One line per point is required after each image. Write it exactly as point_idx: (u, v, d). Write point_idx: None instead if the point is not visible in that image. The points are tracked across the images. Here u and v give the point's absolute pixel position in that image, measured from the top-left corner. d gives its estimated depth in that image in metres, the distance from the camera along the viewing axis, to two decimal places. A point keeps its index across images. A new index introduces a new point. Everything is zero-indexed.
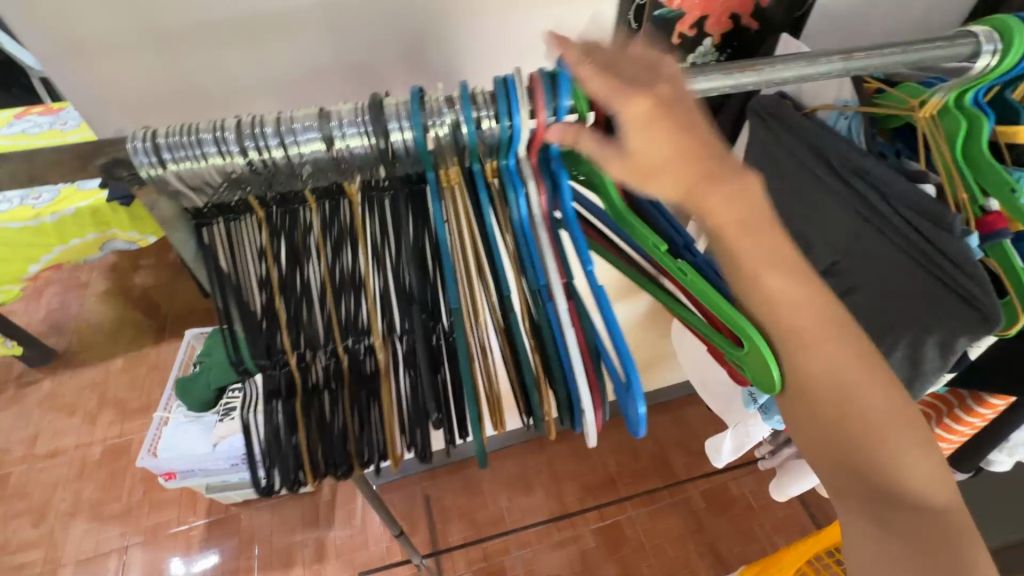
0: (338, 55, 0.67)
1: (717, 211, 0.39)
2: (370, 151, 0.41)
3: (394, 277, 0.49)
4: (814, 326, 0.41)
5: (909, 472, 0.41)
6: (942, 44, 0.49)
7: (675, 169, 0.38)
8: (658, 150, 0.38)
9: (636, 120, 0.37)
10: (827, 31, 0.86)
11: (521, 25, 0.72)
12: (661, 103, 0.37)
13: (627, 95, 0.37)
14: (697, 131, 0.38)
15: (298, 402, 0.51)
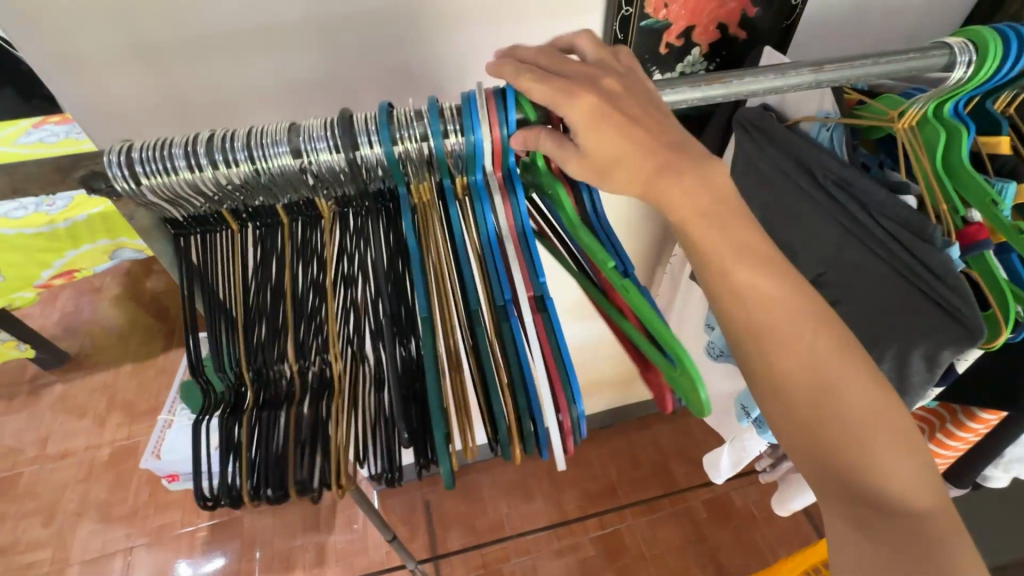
0: (327, 67, 0.69)
1: (677, 202, 0.41)
2: (338, 164, 0.42)
3: (363, 290, 0.49)
4: (786, 318, 0.41)
5: (890, 476, 0.40)
6: (914, 56, 0.49)
7: (628, 167, 0.41)
8: (610, 147, 0.41)
9: (585, 119, 0.40)
10: (817, 40, 0.86)
11: (507, 35, 0.73)
12: (602, 103, 0.41)
13: (572, 98, 0.41)
14: (646, 129, 0.41)
15: (249, 418, 0.48)
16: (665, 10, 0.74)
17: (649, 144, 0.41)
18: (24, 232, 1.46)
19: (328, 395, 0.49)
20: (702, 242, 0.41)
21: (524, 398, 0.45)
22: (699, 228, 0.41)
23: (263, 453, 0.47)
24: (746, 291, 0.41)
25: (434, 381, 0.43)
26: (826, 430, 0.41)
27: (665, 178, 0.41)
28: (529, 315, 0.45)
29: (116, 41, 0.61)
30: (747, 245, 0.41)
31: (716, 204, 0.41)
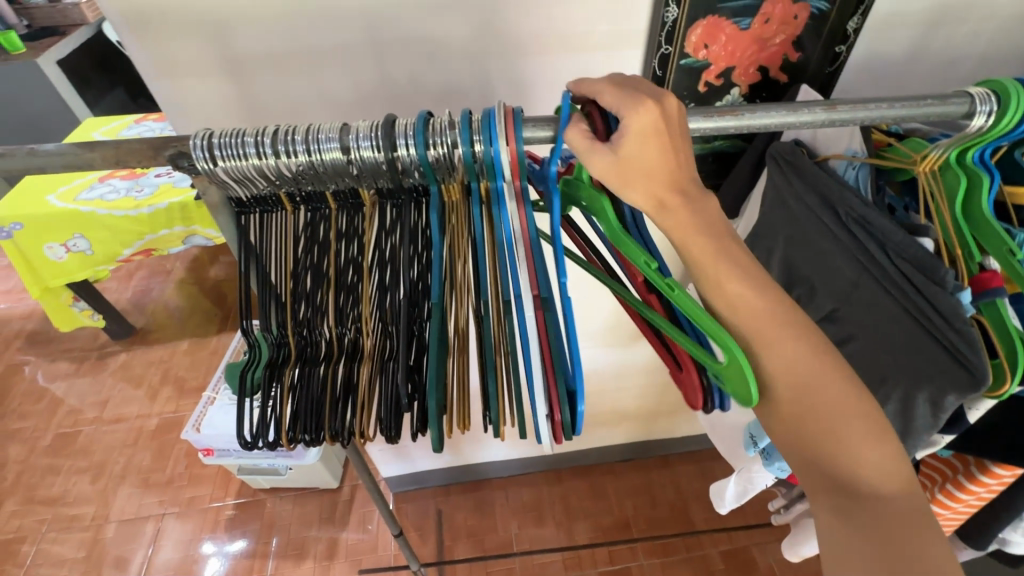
0: (387, 84, 0.77)
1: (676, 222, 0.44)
2: (379, 161, 0.48)
3: (390, 274, 0.54)
4: (770, 328, 0.45)
5: (859, 462, 0.43)
6: (933, 102, 0.50)
7: (649, 181, 0.44)
8: (643, 157, 0.44)
9: (641, 126, 0.44)
10: (861, 88, 0.87)
11: (550, 69, 0.79)
12: (663, 120, 0.44)
13: (640, 105, 0.44)
14: (669, 157, 0.45)
15: (288, 374, 0.55)
16: (704, 51, 0.78)
17: (670, 166, 0.45)
18: (114, 213, 1.65)
19: (357, 361, 0.55)
20: (697, 258, 0.45)
21: (519, 384, 0.50)
22: (699, 243, 0.44)
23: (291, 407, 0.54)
24: (737, 302, 0.44)
25: (436, 355, 0.50)
26: (803, 421, 0.45)
27: (676, 200, 0.45)
28: (534, 311, 0.50)
29: (210, 51, 0.71)
30: (741, 262, 0.45)
31: (711, 227, 0.45)
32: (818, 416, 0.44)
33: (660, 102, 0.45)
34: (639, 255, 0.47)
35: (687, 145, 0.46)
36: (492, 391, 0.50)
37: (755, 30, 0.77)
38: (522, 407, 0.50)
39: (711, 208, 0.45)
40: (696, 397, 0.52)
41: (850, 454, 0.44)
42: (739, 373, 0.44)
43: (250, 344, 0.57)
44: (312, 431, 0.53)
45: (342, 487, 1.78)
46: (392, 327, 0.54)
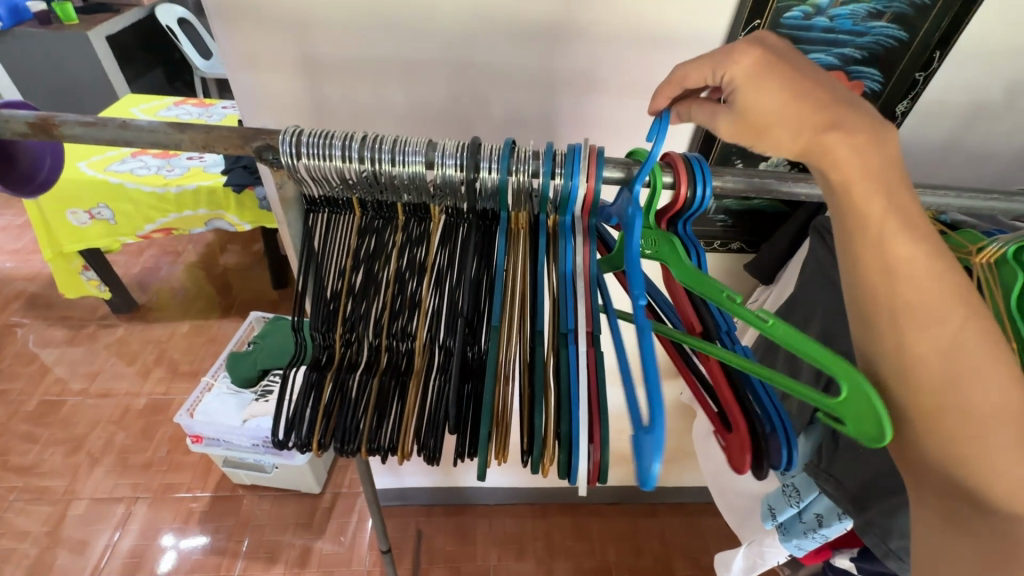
0: (456, 102, 0.79)
1: (843, 160, 0.40)
2: (455, 179, 0.49)
3: (447, 291, 0.55)
4: (933, 296, 0.39)
5: (997, 473, 0.38)
6: (997, 198, 0.54)
7: (794, 123, 0.41)
8: (768, 104, 0.42)
9: (746, 77, 0.42)
10: (904, 166, 0.90)
11: (611, 108, 0.81)
12: (767, 57, 0.42)
13: (733, 58, 0.43)
14: (810, 95, 0.41)
15: (329, 377, 0.55)
16: None
17: (810, 97, 0.41)
18: (142, 188, 1.66)
19: (403, 374, 0.55)
20: (860, 206, 0.40)
21: (566, 421, 0.48)
22: (865, 193, 0.40)
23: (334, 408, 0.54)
24: (897, 266, 0.39)
25: (490, 380, 0.49)
26: (941, 418, 0.39)
27: (833, 135, 0.40)
28: (588, 347, 0.49)
29: (292, 51, 0.73)
30: (914, 220, 0.40)
31: (884, 165, 0.40)
32: (966, 408, 0.38)
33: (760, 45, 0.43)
34: (720, 289, 0.45)
35: (812, 70, 0.42)
36: (541, 425, 0.48)
37: None
38: (561, 450, 0.48)
39: (887, 151, 0.41)
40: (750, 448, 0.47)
41: (983, 462, 0.38)
42: (865, 406, 0.40)
43: (298, 342, 0.58)
44: (345, 439, 0.53)
45: (324, 493, 1.73)
46: (443, 345, 0.54)
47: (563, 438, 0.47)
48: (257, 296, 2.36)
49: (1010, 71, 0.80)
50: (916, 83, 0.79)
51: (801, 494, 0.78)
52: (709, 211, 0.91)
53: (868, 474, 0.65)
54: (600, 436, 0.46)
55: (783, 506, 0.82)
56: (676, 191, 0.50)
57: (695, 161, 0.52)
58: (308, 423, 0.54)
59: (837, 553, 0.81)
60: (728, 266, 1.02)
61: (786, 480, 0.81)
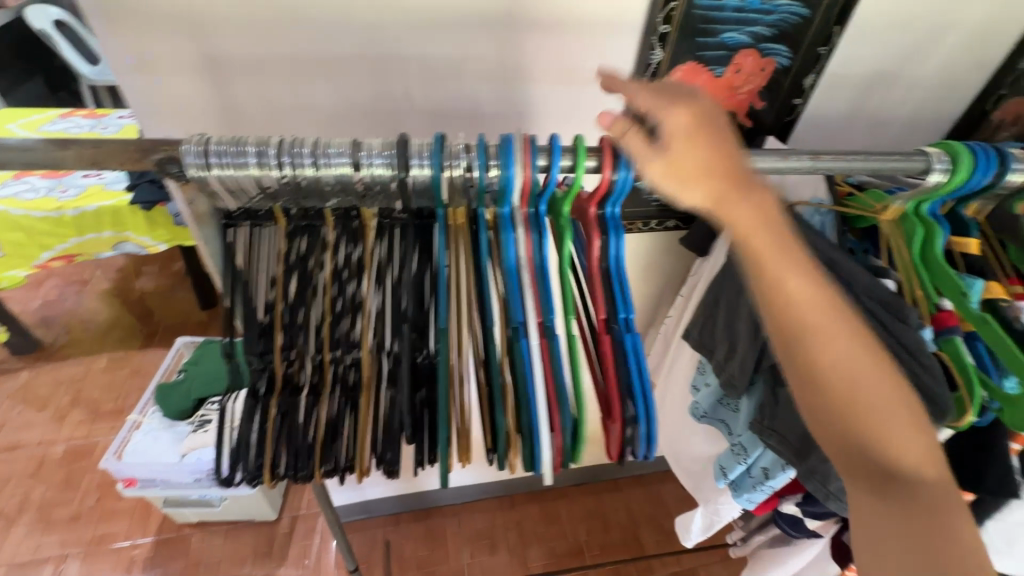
0: (379, 99, 0.75)
1: (743, 213, 0.42)
2: (388, 179, 0.47)
3: (389, 298, 0.52)
4: (827, 316, 0.42)
5: (899, 447, 0.41)
6: (898, 159, 0.56)
7: (706, 176, 0.43)
8: (699, 155, 0.43)
9: (677, 127, 0.43)
10: (813, 136, 0.95)
11: (538, 96, 0.80)
12: (699, 116, 0.43)
13: (671, 108, 0.43)
14: (722, 149, 0.43)
15: (270, 401, 0.52)
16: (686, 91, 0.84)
17: (717, 153, 0.43)
18: (32, 214, 1.49)
19: (353, 389, 0.52)
20: (756, 246, 0.43)
21: (525, 415, 0.49)
22: (758, 238, 0.42)
23: (285, 434, 0.51)
24: (795, 295, 0.42)
25: (444, 386, 0.48)
26: (847, 413, 0.42)
27: (738, 191, 0.43)
28: (539, 338, 0.50)
29: (191, 52, 0.67)
30: (795, 251, 0.43)
31: (775, 213, 0.43)
32: (854, 401, 0.42)
33: (692, 102, 0.44)
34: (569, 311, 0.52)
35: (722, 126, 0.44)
36: (502, 424, 0.49)
37: (727, 78, 0.84)
38: (524, 445, 0.49)
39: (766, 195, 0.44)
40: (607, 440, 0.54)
41: (888, 442, 0.41)
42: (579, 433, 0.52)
43: (232, 368, 0.54)
44: (301, 464, 0.51)
45: (280, 518, 1.65)
46: (391, 353, 0.52)
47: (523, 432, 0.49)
48: (182, 319, 2.19)
49: (897, 42, 0.86)
50: (821, 56, 0.84)
51: (748, 451, 0.82)
52: (643, 192, 0.93)
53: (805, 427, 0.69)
54: (560, 423, 0.49)
55: (732, 464, 0.85)
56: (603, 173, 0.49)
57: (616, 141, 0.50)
58: (255, 452, 0.51)
59: (785, 499, 0.86)
60: (665, 245, 1.06)
61: (732, 439, 0.85)
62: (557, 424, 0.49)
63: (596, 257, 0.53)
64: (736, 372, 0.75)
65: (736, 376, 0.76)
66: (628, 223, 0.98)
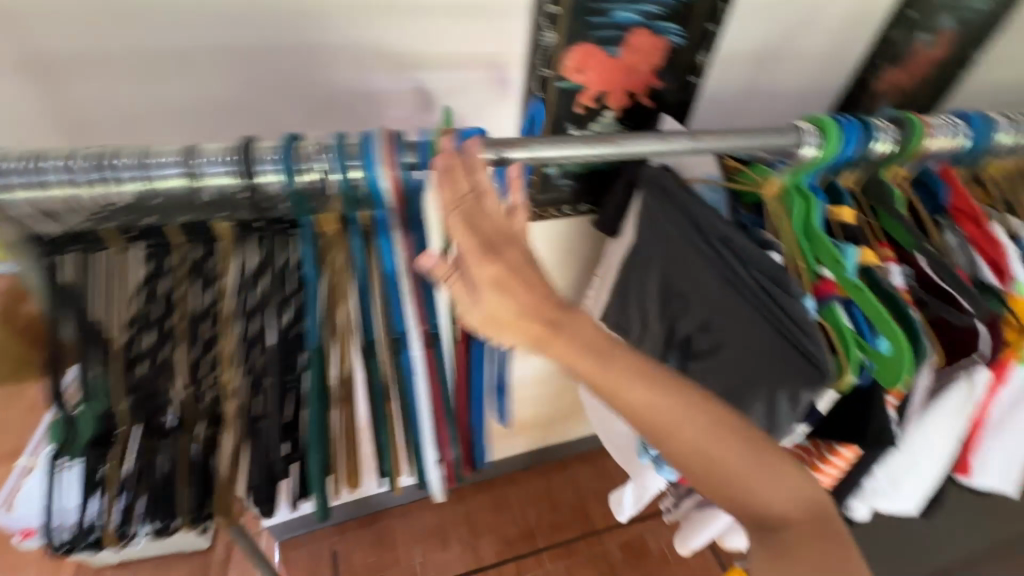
0: (250, 93, 0.68)
1: (562, 352, 0.45)
2: (235, 188, 0.44)
3: (252, 322, 0.48)
4: (656, 403, 0.46)
5: (767, 502, 0.48)
6: (772, 133, 0.60)
7: (521, 326, 0.45)
8: (506, 309, 0.44)
9: (485, 279, 0.44)
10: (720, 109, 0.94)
11: (430, 81, 0.75)
12: (505, 269, 0.44)
13: (479, 255, 0.44)
14: (529, 291, 0.44)
15: (122, 447, 0.47)
16: (579, 74, 0.76)
17: (530, 299, 0.44)
18: None
19: (221, 423, 0.49)
20: (582, 371, 0.45)
21: (410, 432, 0.52)
22: (578, 364, 0.45)
23: (141, 478, 0.47)
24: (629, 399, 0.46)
25: (318, 409, 0.47)
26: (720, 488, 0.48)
27: (552, 332, 0.45)
28: (422, 348, 0.50)
29: (6, 49, 0.57)
30: (601, 348, 0.46)
31: (592, 339, 0.46)
32: (734, 480, 0.48)
33: (501, 245, 0.44)
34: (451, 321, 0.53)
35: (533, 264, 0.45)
36: (387, 443, 0.51)
37: (622, 59, 0.77)
38: (408, 455, 0.53)
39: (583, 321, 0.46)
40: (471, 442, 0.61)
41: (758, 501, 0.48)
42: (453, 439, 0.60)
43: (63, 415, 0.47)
44: (162, 511, 0.48)
45: None
46: (261, 380, 0.48)
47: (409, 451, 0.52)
48: None
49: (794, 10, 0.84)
50: (710, 33, 0.78)
51: None
52: (552, 176, 0.88)
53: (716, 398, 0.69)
54: (447, 437, 0.54)
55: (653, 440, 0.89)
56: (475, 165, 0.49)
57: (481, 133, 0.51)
58: (114, 503, 0.48)
59: None
60: (579, 228, 1.03)
61: None
62: (442, 438, 0.53)
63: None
64: (648, 351, 0.77)
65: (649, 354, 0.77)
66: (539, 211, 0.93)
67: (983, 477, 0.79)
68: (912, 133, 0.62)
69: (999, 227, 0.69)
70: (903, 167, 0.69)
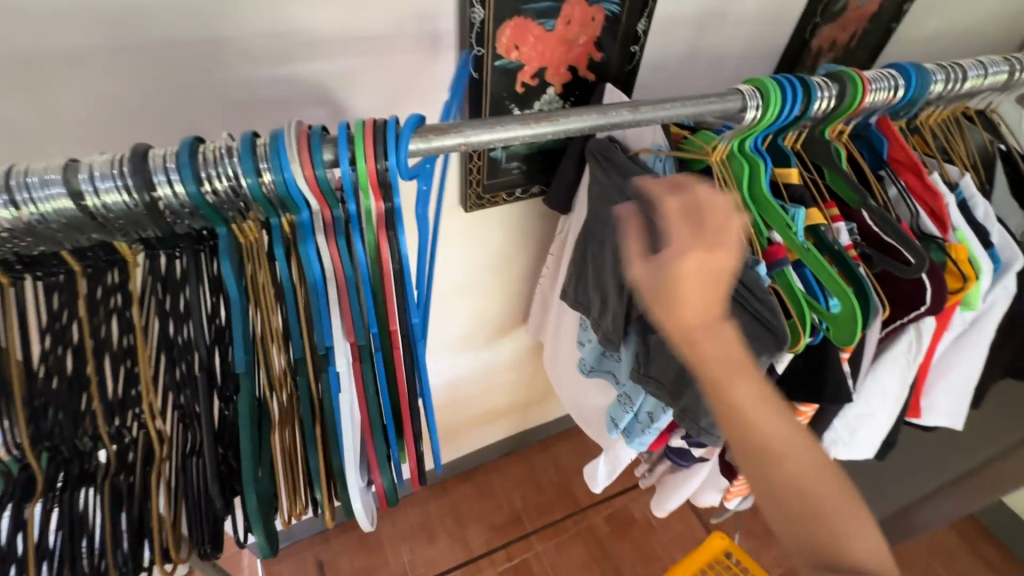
0: (159, 97, 0.59)
1: (708, 349, 0.40)
2: (132, 205, 0.40)
3: (178, 357, 0.47)
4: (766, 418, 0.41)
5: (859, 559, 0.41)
6: (714, 100, 0.58)
7: (683, 314, 0.40)
8: (683, 295, 0.40)
9: (688, 272, 0.40)
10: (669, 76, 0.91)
11: (362, 70, 0.68)
12: (716, 273, 0.40)
13: (692, 252, 0.40)
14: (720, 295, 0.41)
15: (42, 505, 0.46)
16: (516, 51, 0.73)
17: (716, 301, 0.40)
18: None
19: (151, 464, 0.48)
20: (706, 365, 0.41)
21: (335, 453, 0.53)
22: (717, 363, 0.41)
23: (72, 534, 0.46)
24: (738, 405, 0.41)
25: (249, 431, 0.47)
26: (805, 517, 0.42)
27: (710, 335, 0.40)
28: (349, 361, 0.51)
29: None
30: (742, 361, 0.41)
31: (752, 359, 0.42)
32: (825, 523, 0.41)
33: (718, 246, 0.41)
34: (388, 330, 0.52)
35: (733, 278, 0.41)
36: (315, 464, 0.53)
37: (559, 31, 0.74)
38: (336, 474, 0.54)
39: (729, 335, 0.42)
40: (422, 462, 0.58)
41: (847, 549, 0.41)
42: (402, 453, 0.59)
43: None
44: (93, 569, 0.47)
45: None
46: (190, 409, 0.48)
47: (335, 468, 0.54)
48: None
49: None
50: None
51: (633, 398, 0.83)
52: (501, 160, 0.85)
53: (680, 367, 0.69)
54: (373, 454, 0.54)
55: (622, 415, 0.86)
56: (394, 160, 0.45)
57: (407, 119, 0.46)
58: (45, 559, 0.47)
59: (674, 435, 0.90)
60: (533, 208, 1.00)
61: (620, 388, 0.86)
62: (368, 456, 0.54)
63: (386, 258, 0.49)
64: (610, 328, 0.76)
65: (611, 331, 0.77)
66: (490, 196, 0.90)
67: (931, 417, 0.83)
68: (851, 89, 0.62)
69: (937, 176, 0.70)
70: (841, 123, 0.69)
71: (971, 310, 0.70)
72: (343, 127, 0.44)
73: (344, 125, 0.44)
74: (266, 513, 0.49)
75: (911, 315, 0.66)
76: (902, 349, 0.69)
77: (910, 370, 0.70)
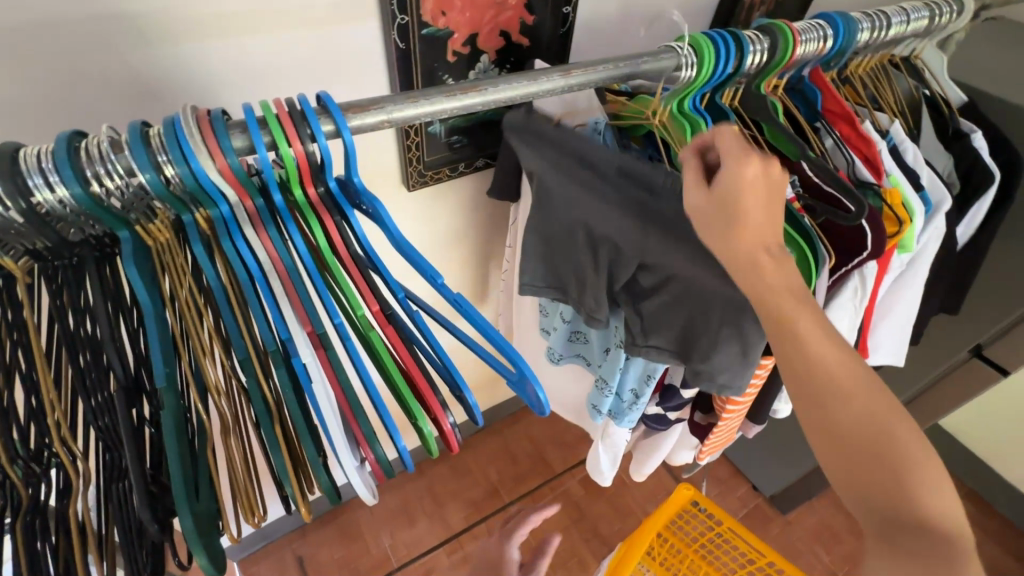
0: (50, 86, 0.53)
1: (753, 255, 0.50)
2: (8, 215, 0.36)
3: (92, 372, 0.43)
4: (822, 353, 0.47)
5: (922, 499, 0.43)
6: (648, 60, 0.57)
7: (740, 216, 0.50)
8: (741, 199, 0.51)
9: (736, 176, 0.51)
10: (605, 38, 0.89)
11: (277, 43, 0.62)
12: (763, 182, 0.51)
13: (744, 163, 0.51)
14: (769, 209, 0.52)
15: None
16: (444, 18, 0.68)
17: (764, 212, 0.51)
18: None
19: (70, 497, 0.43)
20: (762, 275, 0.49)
21: (313, 448, 0.42)
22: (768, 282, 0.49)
23: None
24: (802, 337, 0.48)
25: (177, 447, 0.39)
26: (857, 447, 0.45)
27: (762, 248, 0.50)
28: (314, 351, 0.43)
29: None
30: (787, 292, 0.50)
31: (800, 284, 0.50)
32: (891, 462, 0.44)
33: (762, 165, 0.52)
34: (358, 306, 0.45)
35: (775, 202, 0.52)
36: (283, 466, 0.42)
37: None
38: (319, 470, 0.42)
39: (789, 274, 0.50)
40: (446, 439, 0.46)
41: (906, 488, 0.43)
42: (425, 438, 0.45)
43: None
44: None
45: None
46: (105, 431, 0.43)
47: (319, 469, 0.42)
48: None
49: None
50: None
51: (610, 381, 0.84)
52: (440, 134, 0.82)
53: (679, 330, 0.67)
54: (361, 435, 0.43)
55: (602, 399, 0.88)
56: (344, 136, 0.43)
57: (320, 98, 0.44)
58: None
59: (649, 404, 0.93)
60: (480, 182, 0.97)
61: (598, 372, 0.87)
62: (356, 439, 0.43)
63: (342, 242, 0.46)
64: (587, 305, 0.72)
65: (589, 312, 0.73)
66: (432, 173, 0.87)
67: (876, 357, 0.86)
68: (782, 43, 0.62)
69: (868, 125, 0.72)
70: (776, 76, 0.69)
71: (907, 252, 0.72)
72: (247, 110, 0.41)
73: (251, 108, 0.41)
74: (208, 534, 0.41)
75: (855, 260, 0.67)
76: (848, 295, 0.70)
77: (858, 313, 0.72)
